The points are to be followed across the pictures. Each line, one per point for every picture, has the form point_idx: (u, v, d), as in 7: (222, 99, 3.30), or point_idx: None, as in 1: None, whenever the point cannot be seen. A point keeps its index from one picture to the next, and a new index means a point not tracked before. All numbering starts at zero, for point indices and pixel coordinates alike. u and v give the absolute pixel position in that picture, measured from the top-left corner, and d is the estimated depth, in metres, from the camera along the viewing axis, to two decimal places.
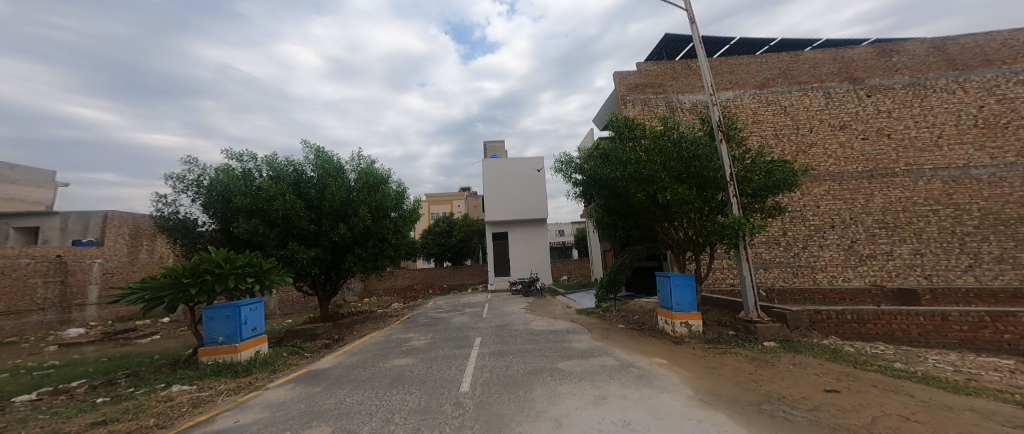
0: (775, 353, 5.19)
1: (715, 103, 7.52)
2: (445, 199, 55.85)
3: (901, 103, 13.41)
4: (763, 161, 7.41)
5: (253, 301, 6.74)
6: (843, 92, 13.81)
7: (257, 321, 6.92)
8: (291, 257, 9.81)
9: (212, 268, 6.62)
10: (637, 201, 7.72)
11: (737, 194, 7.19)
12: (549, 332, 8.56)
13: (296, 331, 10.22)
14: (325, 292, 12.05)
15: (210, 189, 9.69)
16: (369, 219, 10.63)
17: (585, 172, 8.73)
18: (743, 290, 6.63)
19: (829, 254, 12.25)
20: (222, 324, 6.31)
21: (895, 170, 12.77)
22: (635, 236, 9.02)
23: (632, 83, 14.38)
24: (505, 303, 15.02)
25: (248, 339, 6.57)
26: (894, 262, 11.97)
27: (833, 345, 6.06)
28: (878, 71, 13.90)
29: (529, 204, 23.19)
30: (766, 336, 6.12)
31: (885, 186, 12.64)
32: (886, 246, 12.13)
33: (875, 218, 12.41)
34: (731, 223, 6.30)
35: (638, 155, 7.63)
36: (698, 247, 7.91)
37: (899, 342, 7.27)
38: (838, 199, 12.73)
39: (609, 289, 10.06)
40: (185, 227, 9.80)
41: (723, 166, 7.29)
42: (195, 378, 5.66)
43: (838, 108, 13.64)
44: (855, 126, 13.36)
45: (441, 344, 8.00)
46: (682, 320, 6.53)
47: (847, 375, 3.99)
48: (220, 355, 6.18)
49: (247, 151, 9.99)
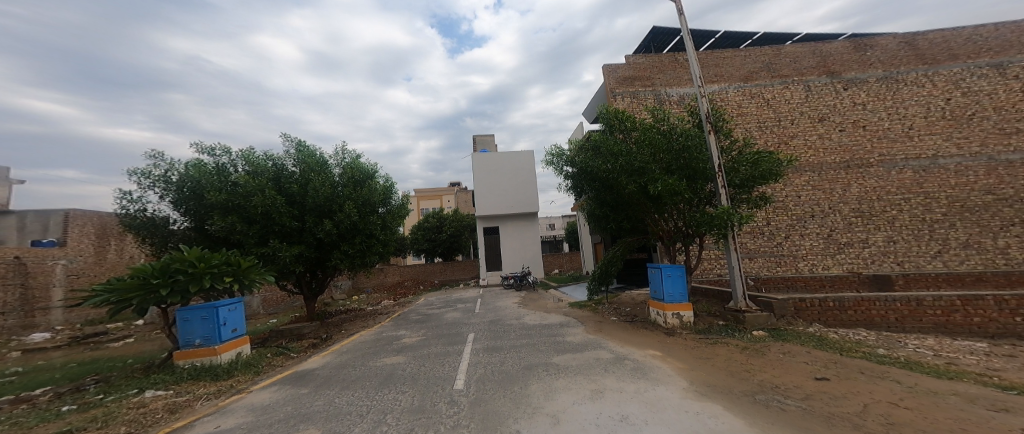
0: (765, 342, 5.26)
1: (704, 95, 7.53)
2: (434, 195, 55.41)
3: (877, 96, 13.75)
4: (751, 152, 7.50)
5: (231, 301, 6.48)
6: (821, 85, 14.07)
7: (237, 322, 6.68)
8: (272, 255, 9.54)
9: (186, 267, 6.34)
10: (626, 192, 7.73)
11: (725, 185, 7.26)
12: (542, 326, 8.55)
13: (282, 331, 9.96)
14: (311, 291, 11.78)
15: (179, 185, 9.27)
16: (355, 215, 10.39)
17: (576, 165, 8.72)
18: (731, 280, 6.68)
19: (810, 242, 12.57)
20: (200, 326, 6.05)
21: (870, 160, 13.09)
22: (625, 228, 9.04)
23: (620, 76, 14.34)
24: (496, 298, 14.98)
25: (228, 340, 6.34)
26: (870, 249, 12.34)
27: (818, 332, 6.21)
28: (855, 65, 14.18)
29: (518, 198, 23.09)
30: (755, 325, 6.22)
31: (862, 177, 12.98)
32: (862, 234, 12.49)
33: (852, 207, 12.75)
34: (720, 213, 6.36)
35: (628, 147, 7.63)
36: (687, 238, 8.00)
37: (877, 327, 7.48)
38: (817, 189, 13.01)
39: (600, 281, 10.14)
40: (154, 224, 9.39)
41: (712, 158, 7.34)
42: (171, 382, 5.42)
43: (817, 101, 13.90)
44: (833, 119, 13.66)
45: (433, 341, 7.91)
46: (674, 311, 6.59)
47: (835, 362, 4.08)
48: (198, 358, 5.93)
49: (220, 144, 9.62)
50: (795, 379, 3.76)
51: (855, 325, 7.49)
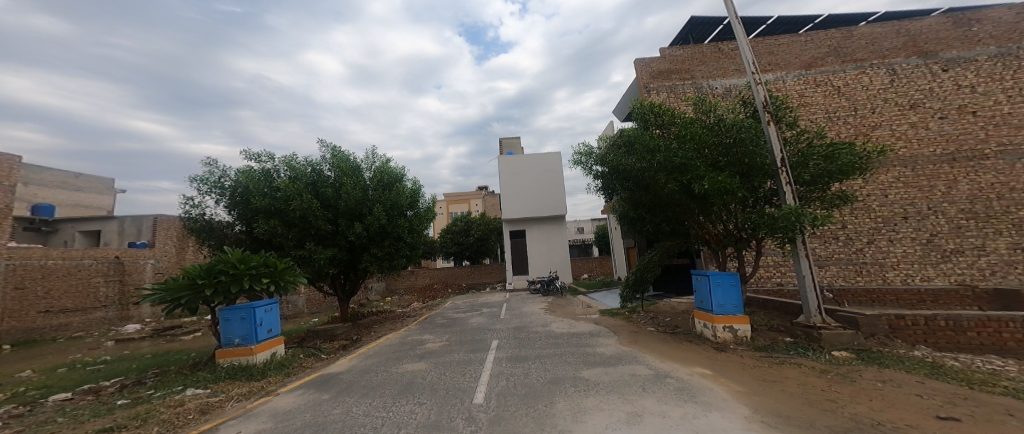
0: (853, 365, 4.54)
1: (759, 82, 6.74)
2: (465, 198, 56.16)
3: (990, 76, 11.93)
4: (821, 144, 6.61)
5: (268, 302, 6.45)
6: (911, 67, 12.52)
7: (273, 323, 6.64)
8: (308, 257, 9.61)
9: (228, 268, 6.40)
10: (667, 192, 7.04)
11: (790, 181, 6.42)
12: (571, 335, 7.99)
13: (317, 331, 10.08)
14: (343, 292, 11.92)
15: (233, 190, 9.62)
16: (385, 218, 10.34)
17: (607, 163, 8.10)
18: (802, 292, 5.89)
19: (903, 249, 11.15)
20: (238, 326, 6.03)
21: (985, 151, 11.34)
22: (664, 232, 8.28)
23: (654, 70, 13.56)
24: (523, 303, 14.53)
25: (264, 340, 6.28)
26: (989, 259, 10.63)
27: (925, 359, 5.47)
28: (955, 43, 12.50)
29: (545, 201, 22.56)
30: (835, 344, 5.37)
31: (973, 171, 11.28)
32: (977, 240, 10.81)
33: (961, 207, 11.10)
34: (787, 213, 5.59)
35: (668, 142, 6.95)
36: (740, 242, 7.15)
37: (1012, 355, 6.37)
38: (913, 186, 11.50)
39: (635, 289, 9.54)
40: (212, 228, 9.76)
41: (772, 151, 6.49)
42: (210, 381, 5.34)
43: (905, 86, 12.37)
44: (930, 105, 12.04)
45: (456, 347, 7.58)
46: (725, 324, 5.81)
47: (964, 399, 3.80)
48: (236, 358, 5.88)
49: (266, 151, 9.90)
50: (909, 418, 3.34)
51: (984, 351, 6.48)
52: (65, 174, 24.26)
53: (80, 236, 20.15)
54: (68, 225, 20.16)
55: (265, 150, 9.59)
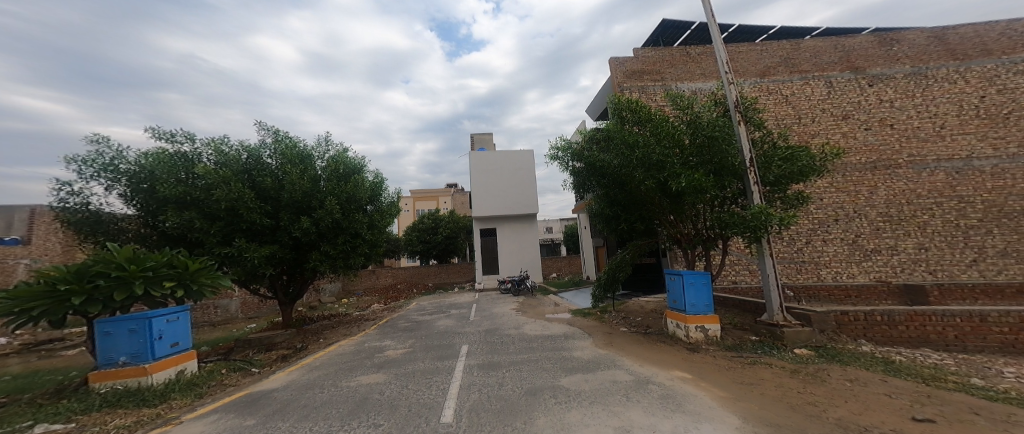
0: (817, 364, 4.34)
1: (732, 82, 6.66)
2: (432, 195, 54.82)
3: (904, 93, 13.04)
4: (784, 146, 6.64)
5: (171, 311, 5.51)
6: (844, 81, 13.37)
7: (180, 335, 5.73)
8: (238, 256, 8.56)
9: (114, 270, 5.45)
10: (642, 189, 6.87)
11: (758, 182, 6.36)
12: (546, 338, 7.65)
13: (249, 341, 9.01)
14: (285, 295, 10.88)
15: (133, 175, 8.26)
16: (338, 212, 9.45)
17: (584, 159, 7.88)
18: (765, 290, 5.71)
19: (834, 248, 11.84)
20: (127, 341, 5.04)
21: (897, 161, 12.38)
22: (635, 231, 8.12)
23: (628, 69, 13.60)
24: (493, 304, 14.06)
25: (165, 357, 5.35)
26: (899, 257, 11.56)
27: (869, 354, 5.49)
28: (879, 61, 13.51)
29: (515, 199, 22.21)
30: (795, 342, 5.24)
31: (889, 179, 12.26)
32: (891, 240, 11.72)
33: (879, 211, 12.00)
34: (756, 213, 5.34)
35: (644, 138, 6.77)
36: (707, 242, 7.07)
37: (931, 345, 6.79)
38: (842, 191, 12.29)
39: (608, 288, 9.42)
40: (98, 220, 8.31)
41: (742, 151, 6.40)
42: (80, 411, 4.41)
43: (840, 98, 13.21)
44: (857, 116, 12.96)
45: (421, 354, 6.97)
46: (697, 324, 5.53)
47: (929, 397, 3.51)
48: (124, 379, 4.94)
49: (181, 131, 8.71)
50: (888, 419, 2.90)
51: (912, 344, 6.83)
52: None
53: None
54: None
55: (187, 131, 8.45)
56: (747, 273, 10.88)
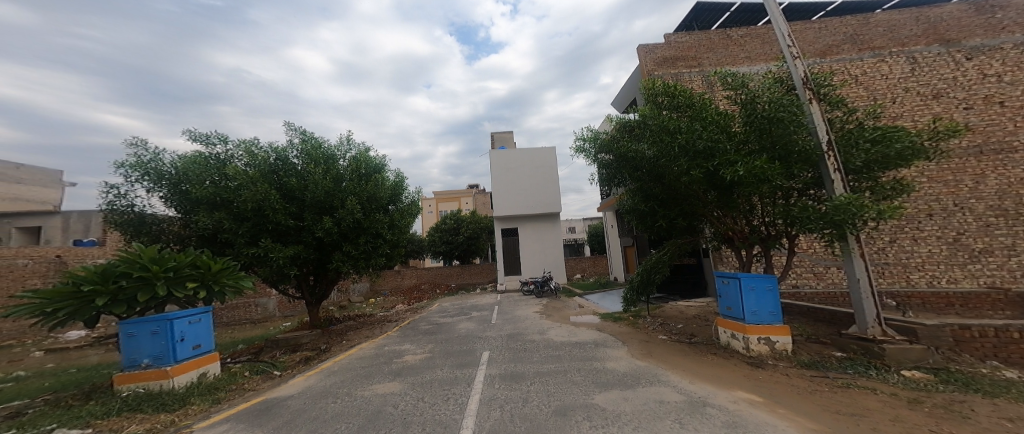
0: (943, 391, 3.41)
1: (796, 56, 5.76)
2: (455, 196, 55.07)
3: (1015, 66, 11.40)
4: (872, 127, 5.48)
5: (193, 312, 5.24)
6: (934, 56, 11.96)
7: (204, 337, 5.48)
8: (264, 255, 8.38)
9: (137, 270, 5.25)
10: (688, 181, 6.07)
11: (839, 169, 5.29)
12: (572, 345, 7.01)
13: (277, 340, 8.88)
14: (311, 295, 10.70)
15: (176, 178, 8.28)
16: (359, 211, 9.17)
17: (616, 150, 7.16)
18: (854, 299, 4.81)
19: (929, 249, 10.52)
20: (149, 342, 4.79)
21: (1013, 144, 10.77)
22: (676, 228, 7.31)
23: (659, 57, 12.71)
24: (517, 306, 13.51)
25: (187, 359, 5.06)
26: (1018, 259, 10.00)
27: (1010, 377, 4.40)
28: (978, 31, 12.04)
29: (539, 198, 21.56)
30: (904, 363, 4.27)
31: (1003, 165, 10.68)
32: (1006, 239, 10.17)
33: (989, 203, 10.49)
34: (846, 203, 4.46)
35: (690, 123, 5.97)
36: (768, 240, 6.14)
37: None
38: (938, 181, 10.95)
39: (641, 290, 8.69)
40: (142, 221, 8.32)
41: (816, 133, 5.44)
42: (98, 415, 4.14)
43: (928, 74, 11.78)
44: (954, 95, 11.41)
45: (439, 361, 6.48)
46: (759, 335, 4.74)
47: None
48: (144, 382, 4.68)
49: (216, 133, 8.61)
50: None
51: None
52: (5, 165, 22.37)
53: (18, 233, 20.03)
54: (5, 222, 20.04)
55: (220, 133, 8.33)
56: (810, 276, 9.77)
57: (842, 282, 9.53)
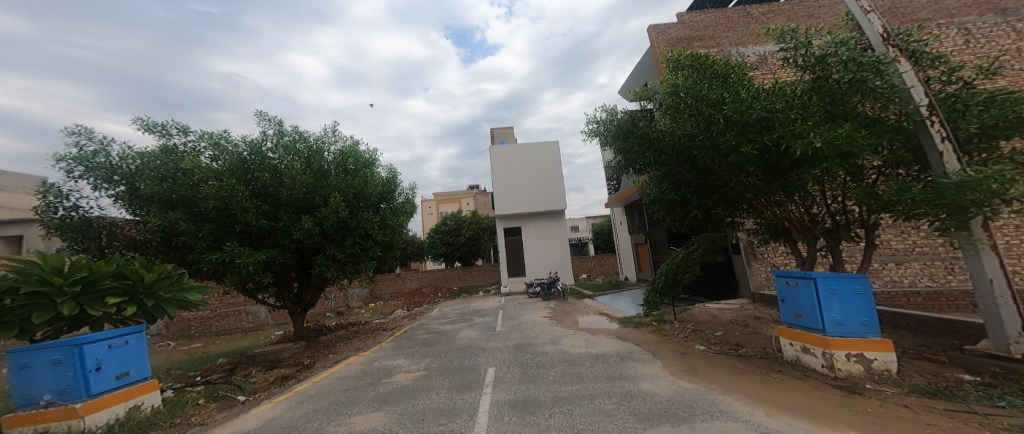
0: None
1: (868, 7, 4.53)
2: (455, 198, 54.10)
3: None
4: (981, 90, 4.04)
5: (115, 333, 4.17)
6: (989, 26, 10.76)
7: (135, 363, 4.41)
8: (231, 261, 7.24)
9: (32, 284, 4.25)
10: (733, 161, 4.82)
11: (949, 135, 3.85)
12: (593, 358, 5.89)
13: (253, 356, 7.87)
14: (294, 304, 9.57)
15: (131, 175, 7.18)
16: (344, 210, 8.12)
17: (640, 134, 6.10)
18: (989, 308, 3.53)
19: None
20: (50, 375, 3.72)
21: None
22: (705, 219, 6.14)
23: (673, 37, 11.61)
24: (523, 311, 12.38)
25: (107, 393, 3.99)
26: None
27: None
28: None
29: (543, 195, 20.45)
30: None
31: None
32: None
33: None
34: (971, 179, 3.18)
35: (735, 91, 4.78)
36: (834, 234, 4.97)
37: None
38: None
39: (665, 293, 7.61)
40: (88, 226, 7.18)
41: (911, 94, 4.06)
42: None
43: (983, 46, 10.51)
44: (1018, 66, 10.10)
45: (436, 381, 5.38)
46: (847, 351, 3.62)
47: None
48: (44, 424, 3.61)
49: (174, 122, 7.53)
50: None
51: None
52: None
53: None
54: None
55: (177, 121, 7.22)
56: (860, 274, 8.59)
57: (903, 279, 8.44)
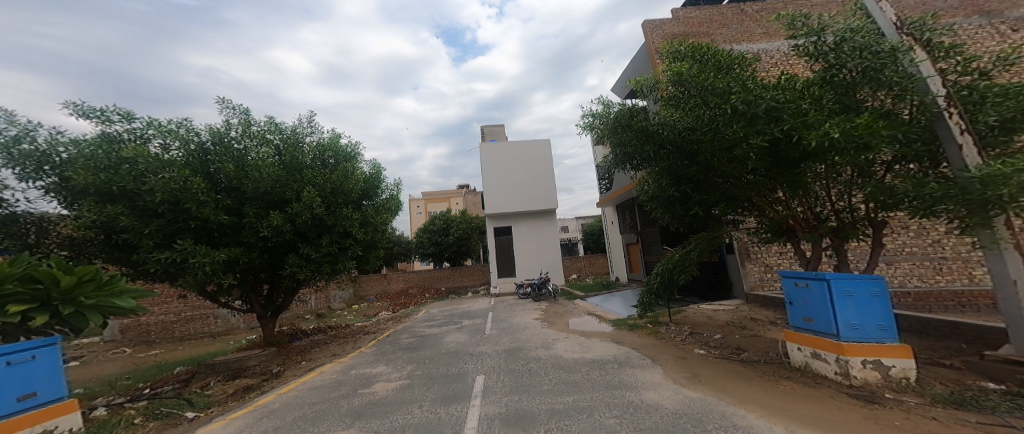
0: None
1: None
2: (444, 197, 53.46)
3: None
4: (996, 83, 3.90)
5: (17, 348, 3.62)
6: (975, 28, 10.88)
7: (44, 382, 3.82)
8: (181, 262, 6.66)
9: None
10: (740, 154, 4.59)
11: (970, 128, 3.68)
12: (589, 364, 5.58)
13: (213, 364, 7.39)
14: (262, 307, 9.08)
15: (63, 165, 6.50)
16: (319, 206, 7.65)
17: (638, 127, 5.85)
18: (1013, 314, 3.36)
19: None
20: None
21: None
22: (704, 216, 5.93)
23: (668, 33, 11.43)
24: (513, 312, 12.02)
25: (7, 417, 3.43)
26: None
27: None
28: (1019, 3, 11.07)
29: (533, 194, 20.14)
30: None
31: None
32: None
33: None
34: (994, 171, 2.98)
35: (742, 81, 4.55)
36: (842, 233, 4.75)
37: None
38: None
39: (661, 294, 7.37)
40: (11, 219, 6.28)
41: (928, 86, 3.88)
42: None
43: (970, 48, 10.61)
44: None
45: (420, 391, 4.98)
46: (862, 358, 3.38)
47: None
48: None
49: (115, 108, 6.94)
50: None
51: None
52: None
53: None
54: None
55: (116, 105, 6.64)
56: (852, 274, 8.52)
57: (893, 279, 8.40)
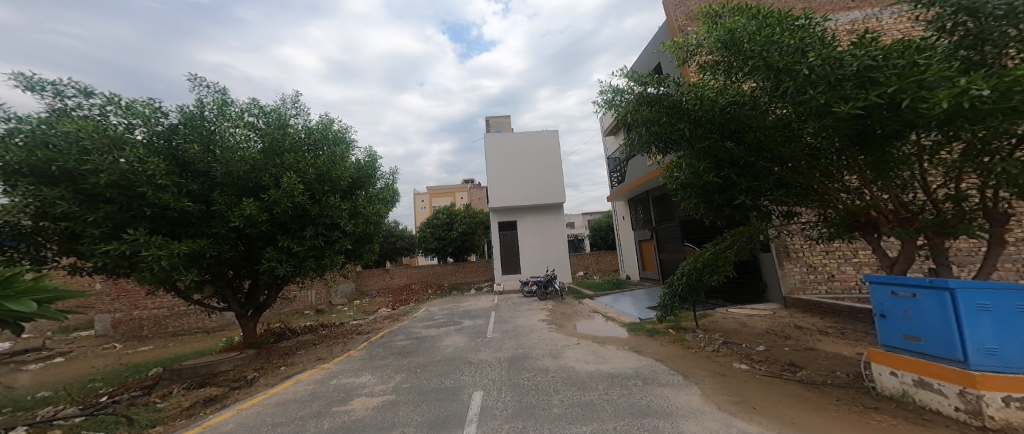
0: None
1: None
2: (448, 192, 52.61)
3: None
4: None
5: None
6: None
7: None
8: (133, 254, 5.89)
9: None
10: (811, 127, 3.57)
11: None
12: (608, 380, 4.67)
13: (180, 371, 6.51)
14: (241, 305, 8.31)
15: None
16: (302, 194, 6.80)
17: (671, 103, 4.97)
18: None
19: None
20: None
21: None
22: (744, 209, 4.94)
23: (693, 9, 10.34)
24: (518, 312, 11.14)
25: None
26: None
27: None
28: None
29: (540, 187, 19.19)
30: None
31: None
32: None
33: None
34: None
35: (817, 39, 3.56)
36: (941, 228, 3.71)
37: None
38: None
39: (687, 297, 6.39)
40: None
41: None
42: None
43: None
44: None
45: (407, 412, 4.11)
46: (1004, 393, 2.43)
47: None
48: None
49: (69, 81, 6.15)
50: None
51: None
52: None
53: None
54: None
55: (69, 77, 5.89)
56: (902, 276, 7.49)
57: None
